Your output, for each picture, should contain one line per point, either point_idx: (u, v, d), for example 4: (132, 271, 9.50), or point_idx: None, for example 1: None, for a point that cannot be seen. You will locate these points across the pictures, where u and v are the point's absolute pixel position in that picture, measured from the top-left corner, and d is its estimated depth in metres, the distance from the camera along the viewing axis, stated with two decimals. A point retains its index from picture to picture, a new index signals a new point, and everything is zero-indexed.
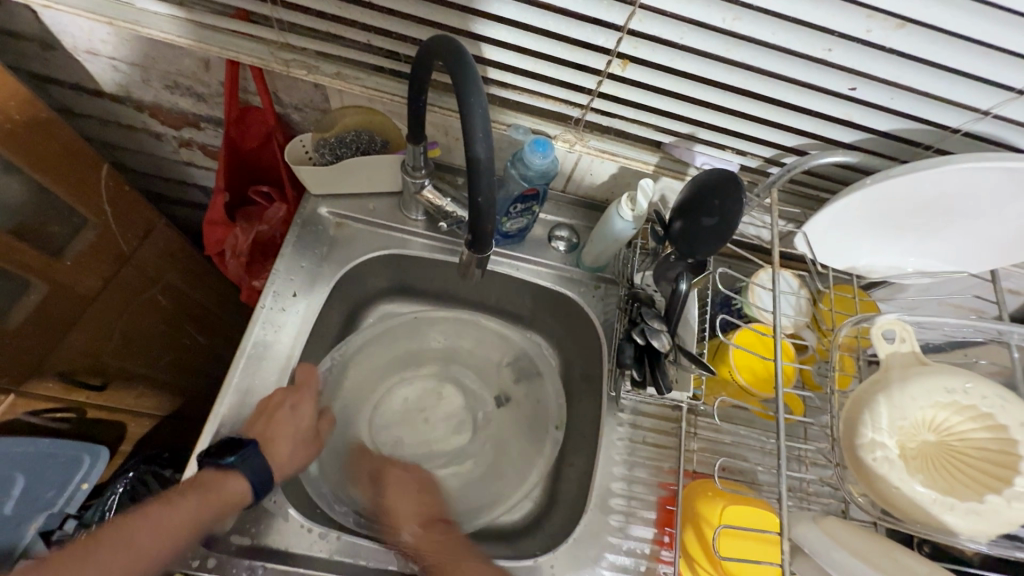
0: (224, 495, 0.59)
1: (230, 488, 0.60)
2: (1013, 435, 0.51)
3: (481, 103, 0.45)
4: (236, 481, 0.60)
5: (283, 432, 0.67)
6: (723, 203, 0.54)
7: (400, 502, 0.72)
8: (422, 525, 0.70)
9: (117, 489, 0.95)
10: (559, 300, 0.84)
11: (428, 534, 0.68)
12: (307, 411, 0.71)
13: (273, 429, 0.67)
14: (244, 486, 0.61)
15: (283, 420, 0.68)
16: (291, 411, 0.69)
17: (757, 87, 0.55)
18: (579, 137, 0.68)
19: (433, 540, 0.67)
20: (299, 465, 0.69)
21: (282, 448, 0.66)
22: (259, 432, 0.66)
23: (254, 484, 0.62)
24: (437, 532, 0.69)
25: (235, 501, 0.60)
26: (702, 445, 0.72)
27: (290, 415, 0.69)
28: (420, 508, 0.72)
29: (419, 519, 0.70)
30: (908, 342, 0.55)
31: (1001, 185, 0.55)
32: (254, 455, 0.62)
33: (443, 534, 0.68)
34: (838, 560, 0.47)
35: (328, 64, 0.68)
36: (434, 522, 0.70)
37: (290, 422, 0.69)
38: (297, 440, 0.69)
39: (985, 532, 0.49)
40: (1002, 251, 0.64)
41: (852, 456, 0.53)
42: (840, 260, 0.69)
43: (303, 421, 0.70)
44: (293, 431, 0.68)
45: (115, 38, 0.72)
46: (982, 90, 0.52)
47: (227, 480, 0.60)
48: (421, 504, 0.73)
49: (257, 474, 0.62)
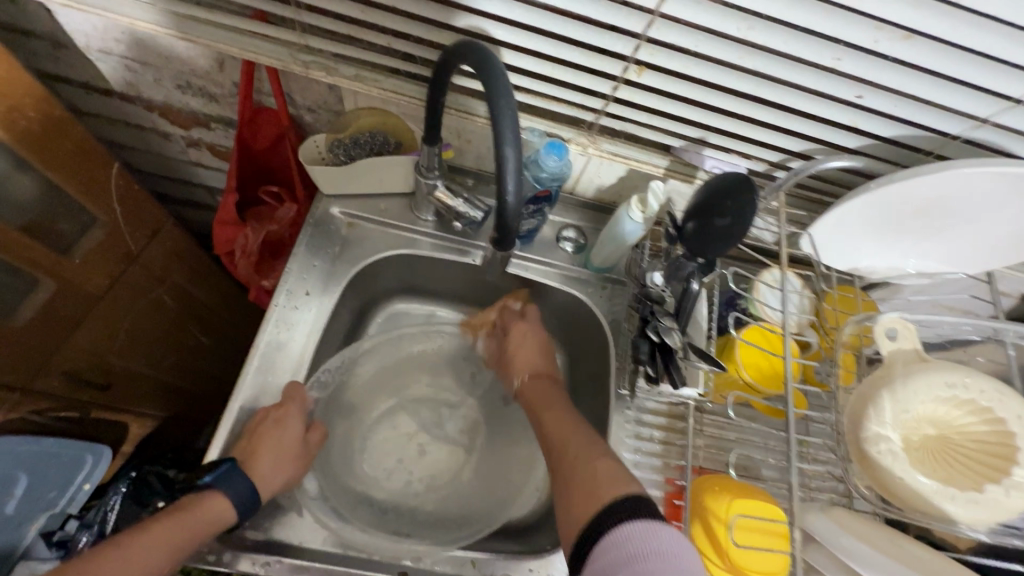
0: (202, 516, 0.58)
1: (210, 507, 0.59)
2: (1012, 428, 0.53)
3: (510, 106, 0.47)
4: (216, 499, 0.60)
5: (264, 446, 0.65)
6: (735, 203, 0.55)
7: (521, 356, 0.78)
8: (537, 377, 0.75)
9: (121, 490, 0.84)
10: (567, 300, 0.85)
11: (539, 390, 0.73)
12: (293, 424, 0.68)
13: (257, 444, 0.65)
14: (225, 505, 0.60)
15: (265, 433, 0.66)
16: (274, 424, 0.67)
17: (766, 93, 0.57)
18: (592, 140, 0.70)
19: (541, 391, 0.72)
20: (283, 480, 0.66)
21: (264, 461, 0.64)
22: (245, 450, 0.65)
23: (236, 501, 0.61)
24: (547, 386, 0.73)
25: (214, 524, 0.59)
26: (708, 442, 0.74)
27: (273, 429, 0.66)
28: (535, 364, 0.77)
29: (536, 372, 0.76)
30: (910, 339, 0.58)
31: (997, 188, 0.57)
32: (233, 472, 0.62)
33: (550, 389, 0.73)
34: (846, 546, 0.50)
35: (347, 66, 0.69)
36: (544, 379, 0.75)
37: (274, 435, 0.66)
38: (281, 451, 0.66)
39: (982, 519, 0.52)
40: (998, 253, 0.66)
41: (857, 449, 0.55)
42: (842, 261, 0.71)
43: (289, 435, 0.67)
44: (278, 444, 0.66)
45: (130, 38, 0.73)
46: (981, 99, 0.54)
47: (210, 498, 0.60)
48: (536, 358, 0.78)
49: (236, 490, 0.61)
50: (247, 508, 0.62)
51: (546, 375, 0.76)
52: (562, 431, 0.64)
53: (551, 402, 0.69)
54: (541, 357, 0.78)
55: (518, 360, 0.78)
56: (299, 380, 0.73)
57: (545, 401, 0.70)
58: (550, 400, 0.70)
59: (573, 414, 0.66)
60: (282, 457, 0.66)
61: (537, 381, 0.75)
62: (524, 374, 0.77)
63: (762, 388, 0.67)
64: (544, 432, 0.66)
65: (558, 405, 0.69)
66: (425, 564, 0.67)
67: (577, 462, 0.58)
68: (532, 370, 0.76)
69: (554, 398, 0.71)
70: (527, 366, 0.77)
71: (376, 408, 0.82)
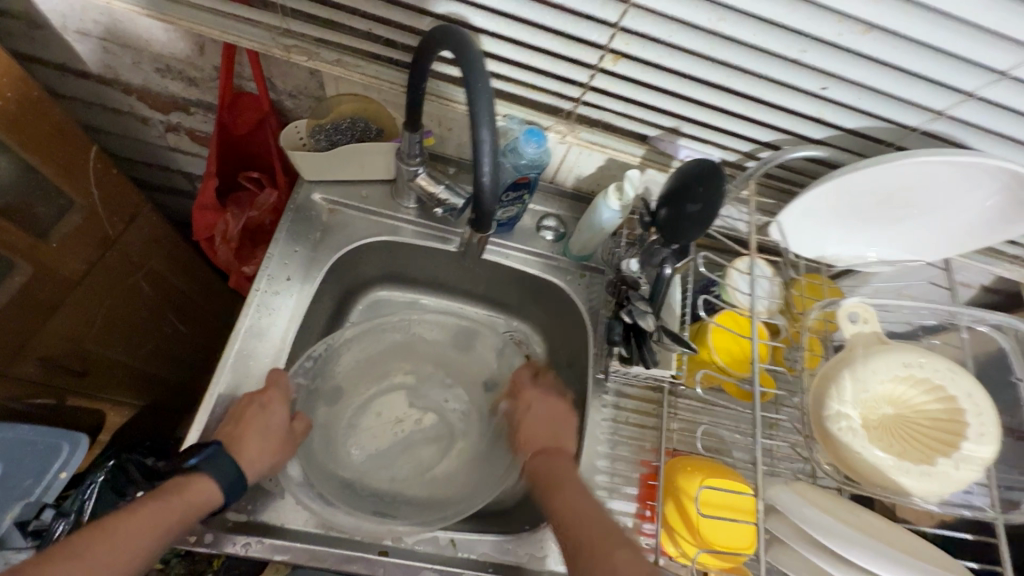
0: (188, 501, 0.58)
1: (196, 491, 0.59)
2: (961, 404, 0.56)
3: (486, 88, 0.48)
4: (203, 482, 0.60)
5: (252, 428, 0.65)
6: (707, 189, 0.58)
7: (530, 430, 0.71)
8: (545, 453, 0.67)
9: (97, 479, 0.91)
10: (547, 288, 0.87)
11: (548, 466, 0.65)
12: (278, 409, 0.68)
13: (242, 428, 0.65)
14: (212, 488, 0.60)
15: (253, 417, 0.66)
16: (259, 409, 0.67)
17: (737, 84, 0.59)
18: (570, 128, 0.72)
19: (555, 468, 0.64)
20: (270, 464, 0.66)
21: (252, 444, 0.64)
22: (230, 433, 0.65)
23: (224, 485, 0.61)
24: (560, 461, 0.65)
25: (201, 509, 0.58)
26: (682, 425, 0.77)
27: (260, 413, 0.67)
28: (552, 437, 0.69)
29: (549, 447, 0.68)
30: (870, 322, 0.60)
31: (954, 176, 0.60)
32: (219, 457, 0.61)
33: (562, 468, 0.64)
34: (808, 516, 0.51)
35: (329, 51, 0.69)
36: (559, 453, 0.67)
37: (261, 420, 0.66)
38: (268, 436, 0.66)
39: (935, 492, 0.54)
40: (955, 240, 0.70)
41: (819, 428, 0.58)
42: (811, 248, 0.73)
43: (275, 420, 0.67)
44: (264, 427, 0.66)
45: (106, 19, 0.72)
46: (938, 93, 0.57)
47: (196, 482, 0.59)
48: (552, 433, 0.70)
49: (223, 471, 0.61)
50: (234, 491, 0.61)
51: (561, 449, 0.68)
52: (572, 512, 0.58)
53: (563, 479, 0.62)
54: (556, 433, 0.70)
55: (538, 428, 0.71)
56: (281, 368, 0.73)
57: (556, 479, 0.62)
58: (566, 481, 0.62)
59: (588, 502, 0.59)
60: (270, 440, 0.66)
61: (550, 456, 0.67)
62: (531, 451, 0.69)
63: (733, 372, 0.69)
64: (557, 516, 0.58)
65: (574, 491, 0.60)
66: (406, 543, 0.68)
67: (596, 558, 0.52)
68: (543, 447, 0.68)
69: (570, 477, 0.63)
70: (543, 441, 0.70)
71: (362, 392, 0.83)
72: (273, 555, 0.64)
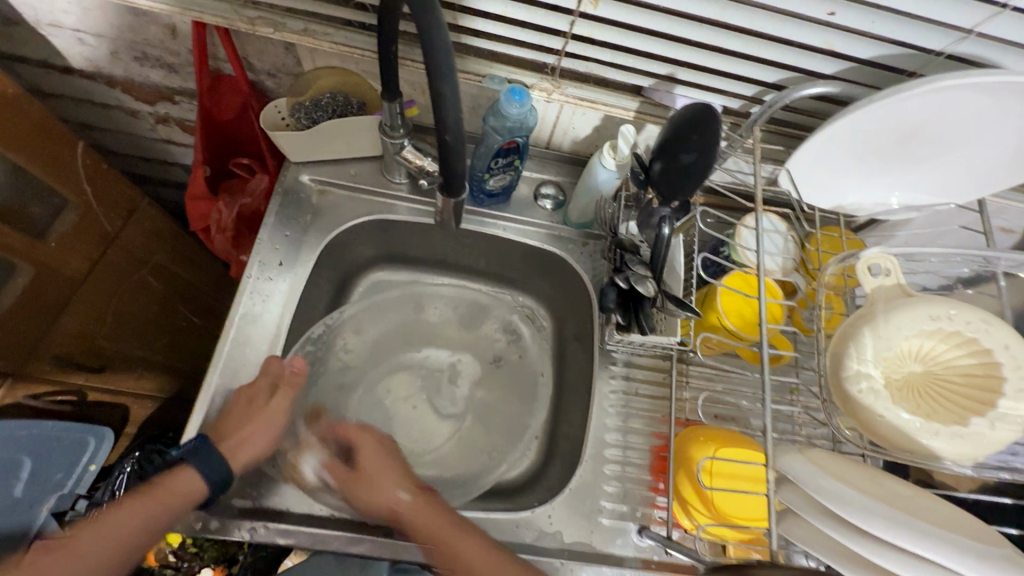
0: (174, 489, 0.59)
1: (180, 482, 0.60)
2: (997, 358, 0.51)
3: (444, 37, 0.44)
4: (185, 473, 0.60)
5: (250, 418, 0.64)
6: (702, 138, 0.53)
7: (373, 471, 0.65)
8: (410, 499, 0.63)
9: (126, 470, 0.90)
10: (548, 258, 0.83)
11: (420, 510, 0.62)
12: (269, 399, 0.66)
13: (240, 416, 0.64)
14: (194, 477, 0.60)
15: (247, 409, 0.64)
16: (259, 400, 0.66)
17: (734, 18, 0.54)
18: (556, 85, 0.66)
19: (425, 515, 0.61)
20: (262, 448, 0.66)
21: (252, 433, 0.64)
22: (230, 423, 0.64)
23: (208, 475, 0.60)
24: (428, 504, 0.62)
25: (184, 498, 0.60)
26: (694, 394, 0.73)
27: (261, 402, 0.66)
28: (390, 475, 0.65)
29: (390, 486, 0.64)
30: (893, 275, 0.55)
31: (985, 103, 0.54)
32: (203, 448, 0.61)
33: (435, 509, 0.62)
34: (824, 485, 0.47)
35: (295, 20, 0.66)
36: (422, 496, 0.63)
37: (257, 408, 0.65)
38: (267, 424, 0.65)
39: (968, 454, 0.50)
40: (988, 179, 0.63)
41: (838, 390, 0.53)
42: (827, 199, 0.67)
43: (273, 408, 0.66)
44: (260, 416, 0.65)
45: (77, 8, 0.70)
46: (965, 9, 0.50)
47: (179, 472, 0.60)
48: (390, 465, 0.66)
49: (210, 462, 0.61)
50: (218, 482, 0.61)
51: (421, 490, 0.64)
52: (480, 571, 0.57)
53: (453, 531, 0.60)
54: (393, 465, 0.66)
55: (371, 471, 0.65)
56: (277, 353, 0.72)
57: (443, 534, 0.60)
58: (440, 528, 0.60)
59: (469, 536, 0.59)
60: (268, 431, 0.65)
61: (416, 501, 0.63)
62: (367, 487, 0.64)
63: (745, 336, 0.65)
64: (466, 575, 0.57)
65: (450, 527, 0.60)
66: None
67: None
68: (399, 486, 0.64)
69: (439, 519, 0.61)
70: (378, 483, 0.64)
71: (370, 373, 0.82)
72: (278, 538, 0.63)
